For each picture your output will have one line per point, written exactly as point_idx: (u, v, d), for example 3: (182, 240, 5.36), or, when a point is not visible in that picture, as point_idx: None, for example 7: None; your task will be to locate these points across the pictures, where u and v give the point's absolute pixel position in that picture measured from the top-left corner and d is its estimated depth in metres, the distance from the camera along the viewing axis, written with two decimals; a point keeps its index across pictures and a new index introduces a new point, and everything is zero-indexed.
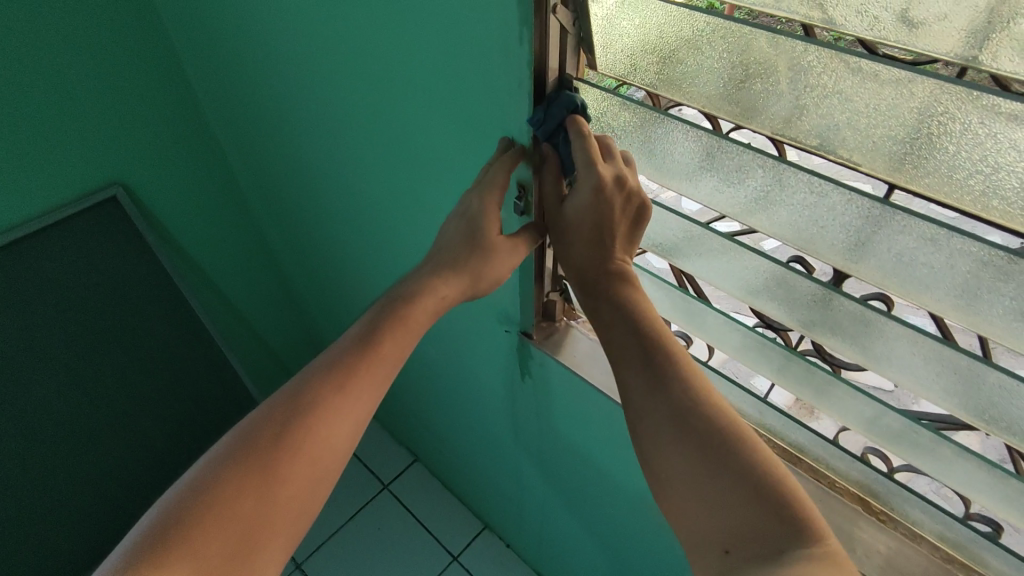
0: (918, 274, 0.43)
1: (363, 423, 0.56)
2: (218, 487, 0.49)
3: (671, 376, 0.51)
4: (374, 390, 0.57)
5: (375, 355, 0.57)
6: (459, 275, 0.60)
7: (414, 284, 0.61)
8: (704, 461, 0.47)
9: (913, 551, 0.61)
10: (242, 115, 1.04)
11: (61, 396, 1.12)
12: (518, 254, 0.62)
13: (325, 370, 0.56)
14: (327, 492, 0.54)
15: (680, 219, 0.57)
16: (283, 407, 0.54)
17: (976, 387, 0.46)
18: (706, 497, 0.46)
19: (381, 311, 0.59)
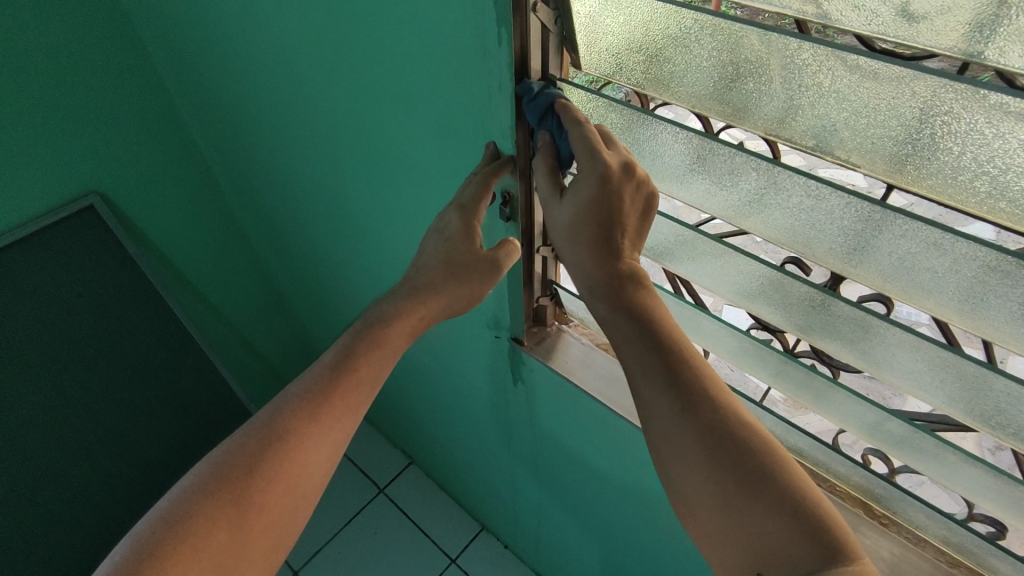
0: (921, 277, 0.41)
1: (339, 447, 0.56)
2: (190, 518, 0.48)
3: (691, 384, 0.48)
4: (350, 415, 0.56)
5: (353, 379, 0.56)
6: (438, 293, 0.59)
7: (390, 307, 0.58)
8: (733, 482, 0.45)
9: (918, 556, 0.59)
10: (220, 119, 1.01)
11: (47, 414, 1.09)
12: (500, 268, 0.60)
13: (302, 395, 0.54)
14: (303, 517, 0.54)
15: (671, 222, 0.55)
16: (258, 434, 0.53)
17: (982, 393, 0.44)
18: (736, 518, 0.44)
19: (359, 331, 0.58)
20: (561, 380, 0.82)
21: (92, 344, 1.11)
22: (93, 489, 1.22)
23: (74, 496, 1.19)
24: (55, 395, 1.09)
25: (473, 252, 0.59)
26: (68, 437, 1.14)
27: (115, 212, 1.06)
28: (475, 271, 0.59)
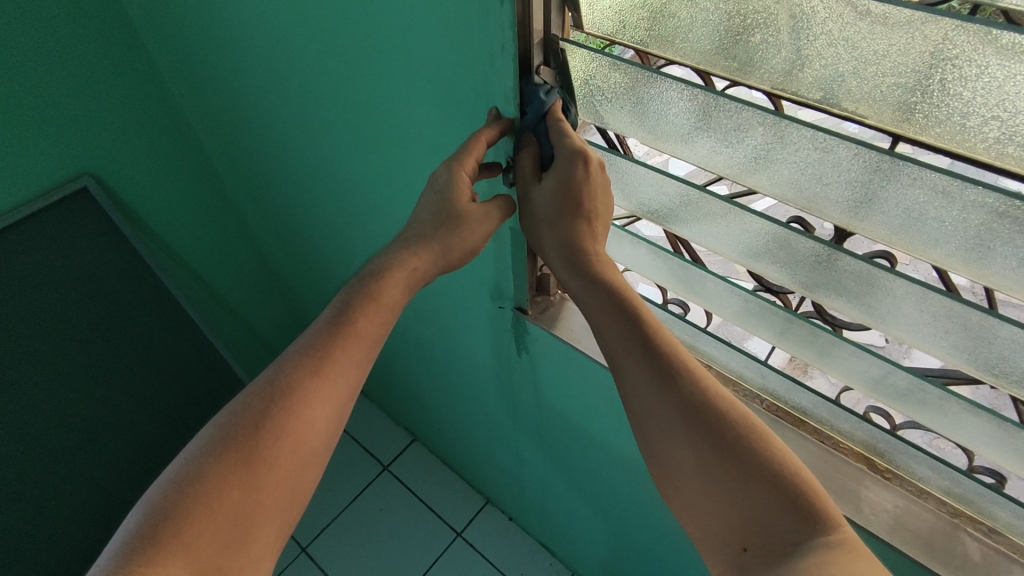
0: (928, 228, 0.42)
1: (345, 402, 0.56)
2: (200, 477, 0.48)
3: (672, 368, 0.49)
4: (353, 370, 0.56)
5: (352, 334, 0.56)
6: (429, 245, 0.58)
7: (383, 259, 0.59)
8: (717, 460, 0.45)
9: (920, 507, 0.61)
10: (212, 96, 0.99)
11: (51, 397, 1.10)
12: (493, 221, 0.60)
13: (301, 353, 0.55)
14: (314, 472, 0.54)
15: (675, 182, 0.54)
16: (261, 394, 0.53)
17: (987, 341, 0.44)
18: (718, 495, 0.45)
19: (355, 288, 0.58)
20: (565, 349, 0.83)
21: (91, 325, 1.11)
22: (100, 470, 1.23)
23: (80, 479, 1.20)
24: (57, 378, 1.09)
25: (466, 203, 0.58)
26: (73, 419, 1.15)
27: (110, 194, 1.05)
28: (468, 223, 0.58)
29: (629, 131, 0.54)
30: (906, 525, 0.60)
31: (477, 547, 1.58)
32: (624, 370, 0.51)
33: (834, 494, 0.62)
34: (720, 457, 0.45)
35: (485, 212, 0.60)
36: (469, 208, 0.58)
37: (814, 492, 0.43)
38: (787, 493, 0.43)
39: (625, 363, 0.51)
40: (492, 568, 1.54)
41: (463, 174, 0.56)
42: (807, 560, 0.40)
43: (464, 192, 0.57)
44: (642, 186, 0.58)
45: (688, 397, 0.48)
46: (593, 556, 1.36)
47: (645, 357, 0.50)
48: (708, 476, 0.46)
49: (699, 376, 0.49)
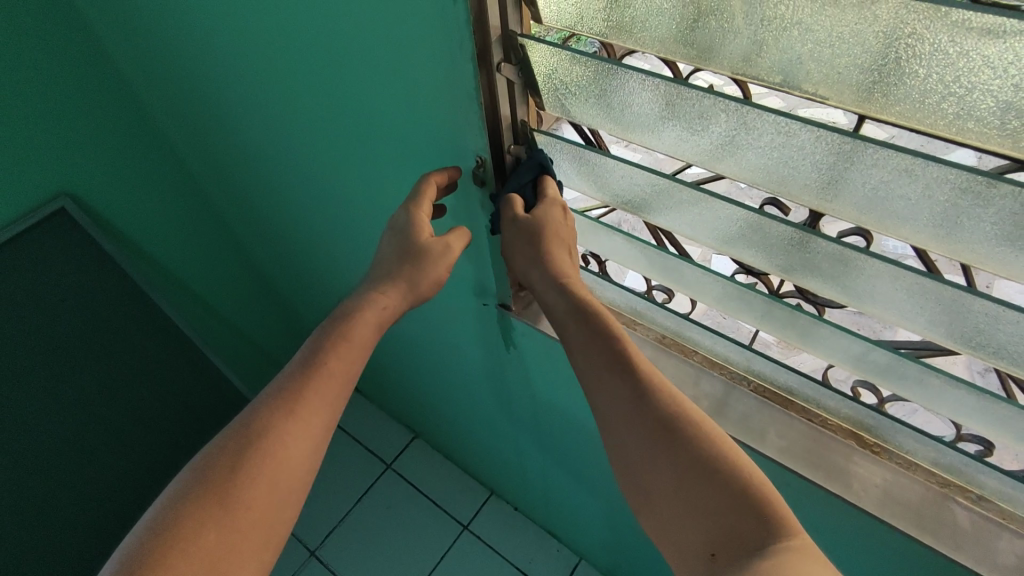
0: (894, 207, 0.41)
1: (321, 441, 0.55)
2: (177, 522, 0.49)
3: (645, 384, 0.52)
4: (326, 409, 0.56)
5: (324, 374, 0.56)
6: (397, 283, 0.61)
7: (355, 298, 0.61)
8: (684, 468, 0.48)
9: (908, 480, 0.61)
10: (184, 107, 0.98)
11: (48, 420, 1.10)
12: (454, 253, 0.63)
13: (274, 394, 0.55)
14: (293, 514, 0.54)
15: (644, 172, 0.53)
16: (234, 438, 0.53)
17: (961, 315, 0.44)
18: (686, 500, 0.47)
19: (325, 330, 0.59)
20: (551, 342, 0.83)
21: (84, 347, 1.12)
22: (103, 488, 1.24)
23: (85, 498, 1.21)
24: (54, 400, 1.10)
25: (427, 239, 0.61)
26: (71, 439, 1.15)
27: (90, 214, 1.04)
28: (429, 257, 0.61)
29: (597, 123, 0.53)
30: (895, 497, 0.60)
31: (484, 539, 1.59)
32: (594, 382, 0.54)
33: (823, 472, 0.63)
34: (686, 463, 0.48)
35: (446, 245, 0.62)
36: (428, 244, 0.61)
37: (770, 498, 0.46)
38: (745, 503, 0.46)
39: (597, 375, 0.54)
40: (500, 559, 1.56)
41: (422, 214, 0.61)
42: (773, 560, 0.42)
43: (426, 227, 0.61)
44: (613, 178, 0.57)
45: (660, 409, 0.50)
46: (598, 541, 1.37)
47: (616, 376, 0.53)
48: (676, 481, 0.48)
49: (664, 388, 0.52)
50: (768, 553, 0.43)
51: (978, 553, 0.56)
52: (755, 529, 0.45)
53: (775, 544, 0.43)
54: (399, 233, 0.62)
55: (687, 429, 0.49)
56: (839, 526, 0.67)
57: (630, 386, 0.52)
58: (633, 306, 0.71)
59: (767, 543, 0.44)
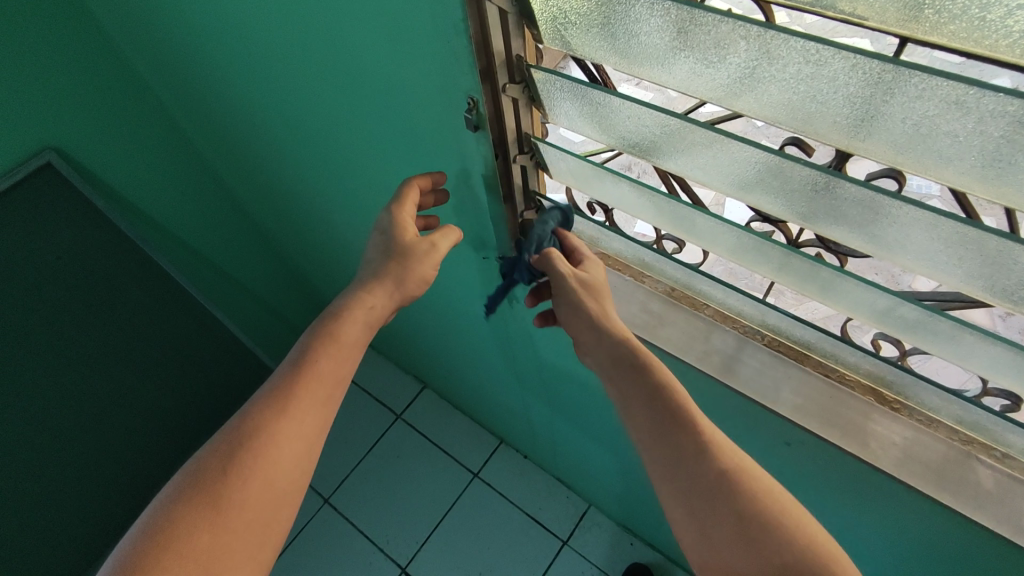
0: (938, 145, 0.36)
1: (315, 442, 0.54)
2: (170, 526, 0.47)
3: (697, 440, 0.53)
4: (320, 411, 0.55)
5: (316, 374, 0.56)
6: (384, 282, 0.60)
7: (342, 301, 0.60)
8: (743, 520, 0.49)
9: (929, 438, 0.58)
10: (163, 54, 0.92)
11: (53, 375, 1.11)
12: (440, 251, 0.63)
13: (265, 395, 0.54)
14: (288, 517, 0.53)
15: (653, 112, 0.48)
16: (225, 440, 0.52)
17: (1004, 266, 0.40)
18: (747, 550, 0.48)
19: (315, 329, 0.58)
20: None
21: (82, 305, 1.11)
22: (114, 442, 1.27)
23: (97, 449, 1.24)
24: (58, 358, 1.11)
25: (411, 238, 0.62)
26: (80, 395, 1.17)
27: (78, 169, 1.01)
28: (415, 255, 0.61)
29: (600, 57, 0.48)
30: (915, 456, 0.57)
31: (494, 486, 1.62)
32: (651, 439, 0.55)
33: (840, 429, 0.60)
34: (748, 516, 0.48)
35: (432, 244, 0.63)
36: (414, 242, 0.61)
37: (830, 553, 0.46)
38: (788, 540, 0.47)
39: (653, 431, 0.55)
40: (510, 505, 1.59)
41: (405, 213, 0.62)
42: None
43: (409, 227, 0.62)
44: (619, 119, 0.52)
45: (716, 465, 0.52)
46: (607, 489, 1.39)
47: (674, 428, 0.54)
48: (739, 532, 0.48)
49: (723, 444, 0.53)
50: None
51: (999, 512, 0.54)
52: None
53: None
54: (383, 234, 0.62)
55: (747, 485, 0.50)
56: (853, 483, 0.65)
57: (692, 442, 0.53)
58: (641, 257, 0.67)
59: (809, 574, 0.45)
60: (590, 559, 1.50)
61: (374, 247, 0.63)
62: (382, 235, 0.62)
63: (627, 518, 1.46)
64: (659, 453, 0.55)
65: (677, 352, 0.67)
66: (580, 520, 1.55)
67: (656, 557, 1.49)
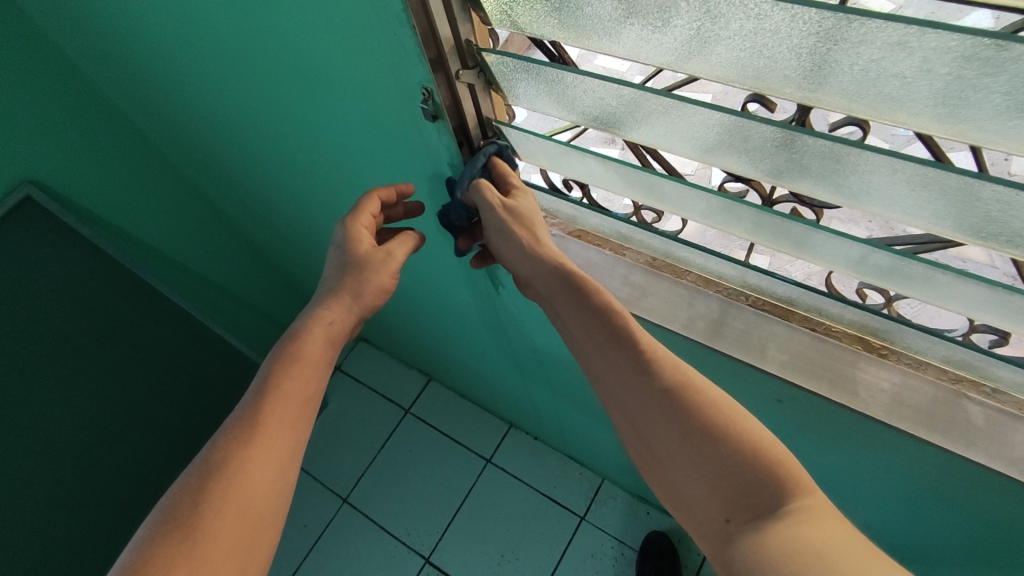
0: (890, 88, 0.36)
1: (286, 465, 0.55)
2: (146, 565, 0.47)
3: (641, 359, 0.52)
4: (290, 433, 0.56)
5: (280, 396, 0.56)
6: (341, 296, 0.63)
7: (299, 325, 0.62)
8: (690, 434, 0.48)
9: (918, 380, 0.58)
10: (123, 75, 0.91)
11: (63, 404, 1.14)
12: (398, 258, 0.65)
13: (231, 426, 0.55)
14: (268, 539, 0.53)
15: (607, 84, 0.48)
16: (196, 474, 0.52)
17: (970, 203, 0.39)
18: (696, 467, 0.48)
19: (277, 354, 0.59)
20: None
21: (86, 332, 1.15)
22: (132, 464, 1.30)
23: (116, 471, 1.26)
24: (62, 385, 1.13)
25: (367, 248, 0.63)
26: (94, 420, 1.20)
27: (55, 197, 1.02)
28: (372, 265, 0.63)
29: (548, 33, 0.47)
30: (904, 400, 0.58)
31: (508, 470, 1.63)
32: (596, 360, 0.55)
33: (829, 382, 0.60)
34: (694, 433, 0.48)
35: (388, 252, 0.65)
36: (369, 253, 0.63)
37: (778, 459, 0.46)
38: (728, 444, 0.47)
39: (596, 353, 0.55)
40: (526, 487, 1.60)
41: (359, 226, 0.64)
42: (785, 519, 0.43)
43: (364, 239, 0.64)
44: (576, 94, 0.52)
45: (662, 382, 0.51)
46: (618, 462, 1.40)
47: (615, 349, 0.54)
48: (687, 451, 0.48)
49: (668, 361, 0.52)
50: (789, 511, 0.44)
51: (993, 447, 0.54)
52: (764, 489, 0.45)
53: (787, 506, 0.44)
54: (340, 249, 0.64)
55: (694, 399, 0.49)
56: (848, 432, 0.65)
57: (635, 363, 0.52)
58: (618, 231, 0.67)
59: (779, 506, 0.45)
60: (609, 532, 1.52)
61: (333, 264, 0.65)
62: (339, 250, 0.64)
63: (641, 488, 1.48)
64: (602, 371, 0.54)
65: (661, 321, 0.67)
66: (596, 494, 1.57)
67: (674, 525, 1.51)
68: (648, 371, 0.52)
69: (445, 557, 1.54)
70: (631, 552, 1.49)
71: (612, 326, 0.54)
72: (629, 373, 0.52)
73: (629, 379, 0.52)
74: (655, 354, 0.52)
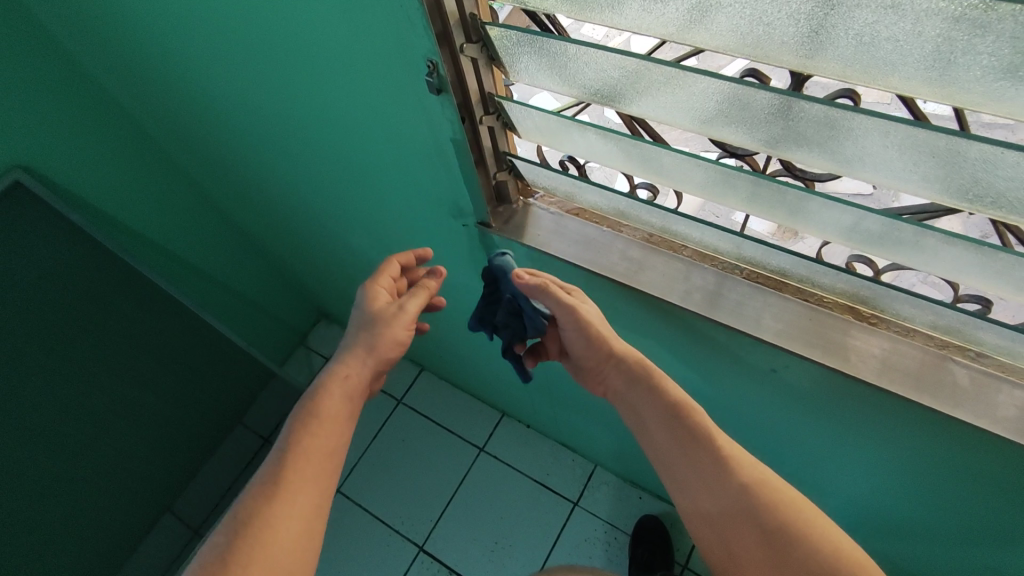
0: (885, 54, 0.38)
1: (313, 520, 0.55)
2: None
3: (721, 458, 0.61)
4: (315, 488, 0.57)
5: (304, 453, 0.58)
6: (358, 351, 0.65)
7: (318, 380, 0.63)
8: (766, 532, 0.56)
9: (907, 346, 0.60)
10: (117, 59, 0.91)
11: (54, 393, 1.15)
12: (409, 312, 0.67)
13: (258, 483, 0.56)
14: None
15: (610, 55, 0.49)
16: (224, 531, 0.53)
17: (957, 163, 0.41)
18: (769, 561, 0.55)
19: (299, 410, 0.61)
20: (534, 256, 0.78)
21: (79, 322, 1.16)
22: (117, 452, 1.33)
23: (102, 458, 1.30)
24: (52, 375, 1.14)
25: (381, 304, 0.67)
26: (84, 409, 1.22)
27: (46, 182, 1.02)
28: (385, 320, 0.65)
29: (552, 7, 0.48)
30: (895, 365, 0.60)
31: (501, 457, 1.65)
32: (675, 455, 0.63)
33: (822, 349, 0.62)
34: (769, 533, 0.56)
35: (401, 306, 0.67)
36: (383, 308, 0.66)
37: (846, 559, 0.53)
38: (802, 541, 0.55)
39: (675, 450, 0.63)
40: (519, 474, 1.62)
41: (377, 285, 0.68)
42: None
43: (378, 295, 0.68)
44: (578, 67, 0.53)
45: (741, 481, 0.59)
46: (610, 448, 1.42)
47: (695, 444, 0.62)
48: (762, 546, 0.56)
49: (747, 463, 0.60)
50: None
51: (978, 407, 0.56)
52: None
53: None
54: (359, 307, 0.68)
55: (773, 496, 0.58)
56: (838, 400, 0.67)
57: (715, 459, 0.61)
58: (616, 206, 0.68)
59: None
60: (601, 517, 1.54)
61: (354, 320, 0.68)
62: (359, 308, 0.68)
63: (633, 473, 1.50)
64: (682, 464, 0.62)
65: (660, 294, 0.68)
66: (588, 480, 1.59)
67: (665, 509, 1.53)
68: (727, 469, 0.60)
69: (438, 545, 1.55)
70: (623, 536, 1.51)
71: (692, 426, 0.63)
72: (709, 471, 0.60)
73: (708, 475, 0.60)
74: (733, 456, 0.61)
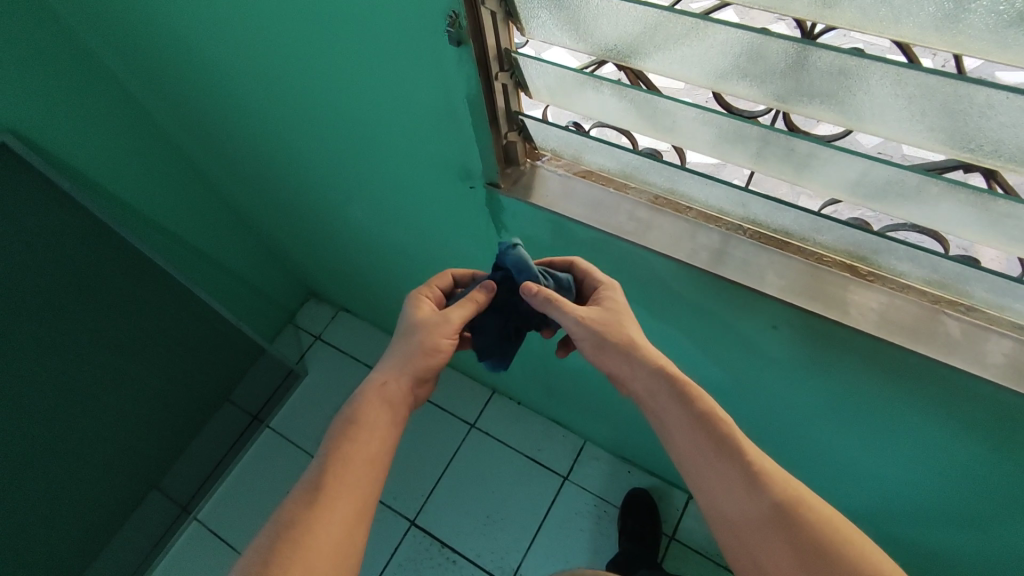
0: (901, 3, 0.40)
1: (353, 527, 0.56)
2: None
3: (751, 471, 0.58)
4: (355, 495, 0.58)
5: (344, 461, 0.59)
6: (401, 361, 0.68)
7: (359, 391, 0.66)
8: (800, 550, 0.54)
9: (903, 300, 0.63)
10: (112, 21, 0.90)
11: (42, 363, 1.14)
12: (450, 322, 0.69)
13: (299, 490, 0.57)
14: None
15: (633, 6, 0.50)
16: (266, 535, 0.54)
17: (961, 111, 0.44)
18: None
19: (340, 418, 0.63)
20: (542, 217, 0.80)
21: (69, 293, 1.15)
22: (106, 426, 1.32)
23: (89, 432, 1.28)
24: (39, 346, 1.12)
25: (426, 314, 0.70)
26: (72, 380, 1.21)
27: (36, 148, 1.00)
28: (428, 329, 0.68)
29: None
30: (891, 318, 0.63)
31: (492, 434, 1.66)
32: (703, 468, 0.61)
33: (823, 303, 0.65)
34: (806, 552, 0.54)
35: (443, 316, 0.70)
36: (427, 317, 0.70)
37: None
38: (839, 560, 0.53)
39: (703, 462, 0.61)
40: (510, 450, 1.64)
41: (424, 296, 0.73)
42: None
43: (425, 307, 0.71)
44: (597, 21, 0.54)
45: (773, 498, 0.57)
46: (601, 422, 1.44)
47: (722, 459, 0.60)
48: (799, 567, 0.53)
49: (779, 478, 0.58)
50: None
51: (970, 355, 0.59)
52: None
53: None
54: (406, 318, 0.71)
55: (807, 515, 0.55)
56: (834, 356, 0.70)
57: (744, 473, 0.58)
58: (625, 169, 0.70)
59: None
60: (591, 491, 1.57)
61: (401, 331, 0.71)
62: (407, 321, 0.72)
63: (623, 448, 1.53)
64: (711, 476, 0.60)
65: (666, 252, 0.70)
66: (578, 455, 1.62)
67: (653, 482, 1.57)
68: (757, 484, 0.58)
69: (430, 520, 1.57)
70: (613, 508, 1.54)
71: (721, 435, 0.61)
72: (739, 485, 0.58)
73: (740, 490, 0.58)
74: (764, 470, 0.58)
